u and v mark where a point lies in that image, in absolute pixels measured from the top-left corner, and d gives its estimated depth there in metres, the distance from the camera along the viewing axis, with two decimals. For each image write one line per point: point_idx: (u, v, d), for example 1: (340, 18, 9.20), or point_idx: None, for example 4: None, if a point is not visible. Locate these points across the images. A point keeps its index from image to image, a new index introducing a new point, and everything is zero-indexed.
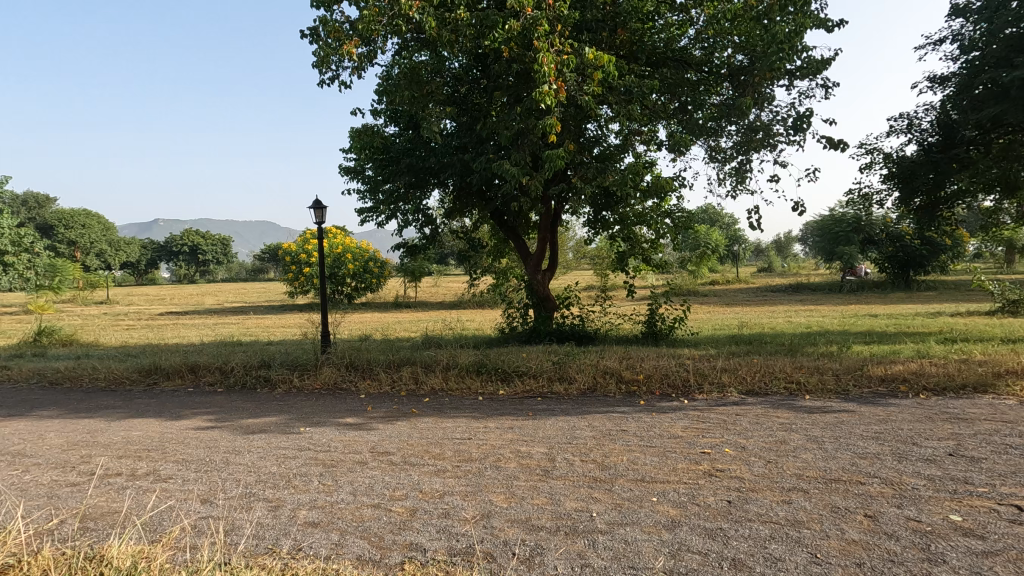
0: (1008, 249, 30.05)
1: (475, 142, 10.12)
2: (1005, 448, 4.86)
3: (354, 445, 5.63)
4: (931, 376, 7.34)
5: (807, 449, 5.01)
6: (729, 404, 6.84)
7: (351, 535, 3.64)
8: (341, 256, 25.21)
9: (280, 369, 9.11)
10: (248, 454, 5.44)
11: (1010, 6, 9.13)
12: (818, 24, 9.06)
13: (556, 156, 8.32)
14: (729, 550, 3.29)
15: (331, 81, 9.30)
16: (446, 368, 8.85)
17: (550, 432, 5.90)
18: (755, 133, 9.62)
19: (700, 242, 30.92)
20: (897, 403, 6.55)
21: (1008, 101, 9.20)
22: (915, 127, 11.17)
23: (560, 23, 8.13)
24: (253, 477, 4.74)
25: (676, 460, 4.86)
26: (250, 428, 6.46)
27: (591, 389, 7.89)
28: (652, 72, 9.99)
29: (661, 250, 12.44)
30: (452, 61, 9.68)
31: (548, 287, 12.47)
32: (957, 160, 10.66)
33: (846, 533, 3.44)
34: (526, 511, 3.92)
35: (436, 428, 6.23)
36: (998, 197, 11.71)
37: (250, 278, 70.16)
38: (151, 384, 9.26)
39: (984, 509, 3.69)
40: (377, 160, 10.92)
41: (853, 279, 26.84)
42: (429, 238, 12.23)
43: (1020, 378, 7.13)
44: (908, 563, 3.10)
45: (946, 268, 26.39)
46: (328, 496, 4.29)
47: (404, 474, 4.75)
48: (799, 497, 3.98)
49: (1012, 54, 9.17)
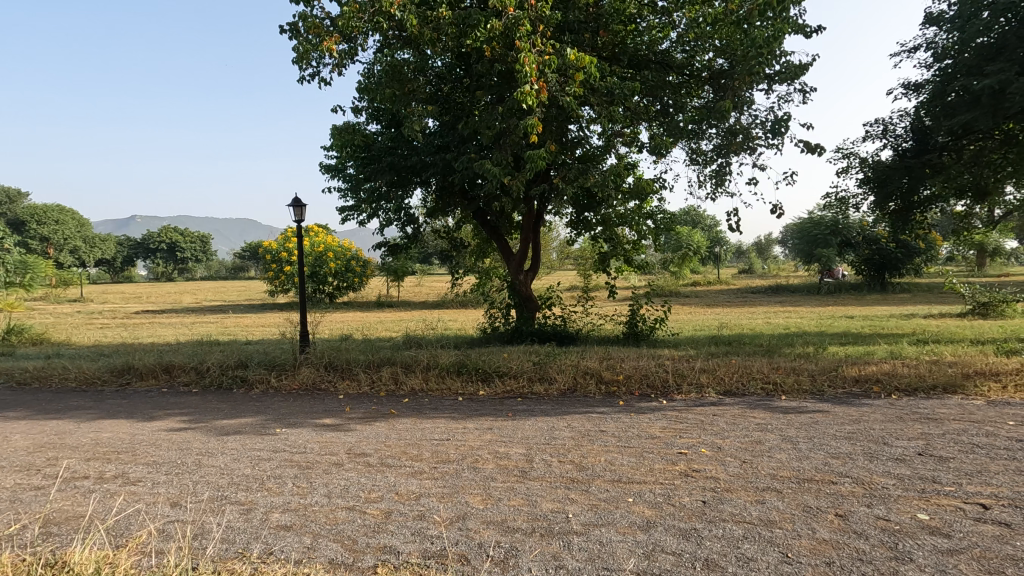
0: (979, 252, 30.89)
1: (457, 141, 10.09)
2: (971, 447, 4.97)
3: (331, 447, 5.57)
4: (903, 376, 7.50)
5: (782, 449, 5.08)
6: (707, 404, 6.92)
7: (324, 539, 3.59)
8: (322, 256, 24.98)
9: (258, 369, 8.98)
10: (221, 456, 5.34)
11: (982, 15, 9.35)
12: (796, 30, 9.19)
13: (538, 156, 8.33)
14: (702, 550, 3.31)
15: (311, 76, 9.22)
16: (426, 368, 8.80)
17: (529, 432, 5.91)
18: (735, 137, 9.73)
19: (681, 243, 31.26)
20: (869, 403, 6.68)
21: (979, 109, 9.43)
22: (890, 133, 11.40)
23: (542, 23, 8.12)
24: (225, 480, 4.65)
25: (653, 461, 4.89)
26: (225, 429, 6.36)
27: (571, 390, 7.91)
28: (633, 74, 10.04)
29: (643, 250, 12.52)
30: (435, 60, 9.62)
31: (530, 287, 12.46)
32: (930, 166, 10.89)
33: (817, 533, 3.48)
34: (502, 513, 3.91)
35: (415, 428, 6.19)
36: (970, 201, 12.00)
37: (229, 277, 69.17)
38: (123, 384, 9.06)
39: (950, 508, 3.77)
40: (359, 158, 10.84)
41: (831, 281, 27.33)
42: (411, 237, 12.16)
43: (988, 379, 7.32)
44: (875, 562, 3.15)
45: (919, 270, 27.06)
46: (302, 498, 4.24)
47: (380, 475, 4.70)
48: (772, 497, 4.02)
49: (982, 62, 9.43)
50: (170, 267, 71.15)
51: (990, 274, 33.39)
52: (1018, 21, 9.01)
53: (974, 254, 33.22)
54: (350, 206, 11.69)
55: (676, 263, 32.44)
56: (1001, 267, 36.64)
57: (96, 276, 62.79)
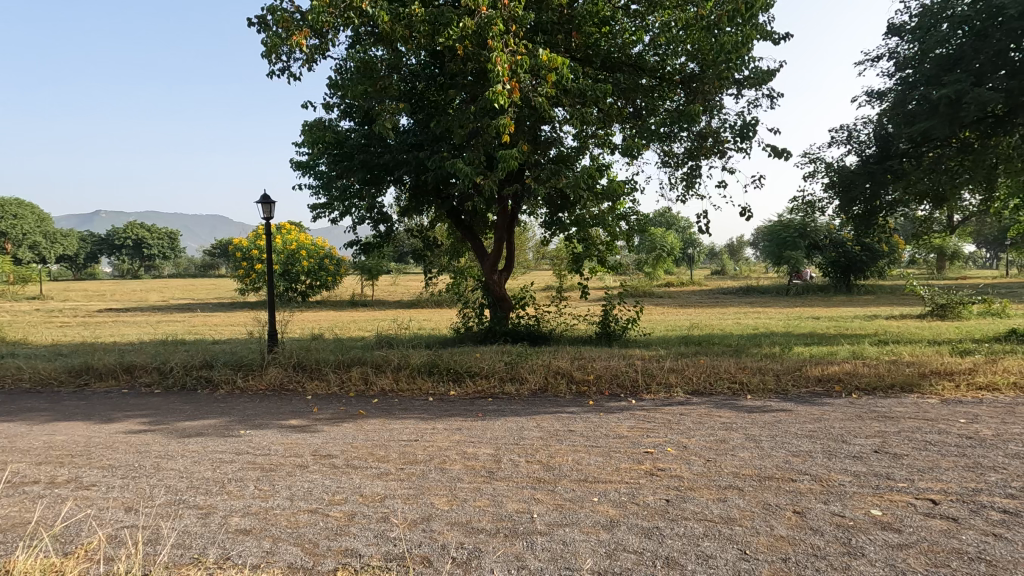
0: (937, 254, 32.15)
1: (431, 140, 10.05)
2: (924, 445, 5.14)
3: (296, 448, 5.47)
4: (863, 376, 7.71)
5: (745, 448, 5.16)
6: (675, 404, 7.00)
7: (284, 543, 3.52)
8: (295, 253, 24.64)
9: (223, 369, 8.77)
10: (181, 459, 5.19)
11: (941, 27, 9.74)
12: (765, 36, 9.40)
13: (510, 156, 8.31)
14: (663, 549, 3.34)
15: (281, 71, 9.08)
16: (397, 368, 8.72)
17: (498, 433, 5.90)
18: (705, 140, 9.94)
19: (655, 245, 31.71)
20: (830, 402, 6.85)
21: (938, 117, 9.74)
22: (854, 139, 11.74)
23: (514, 23, 8.12)
24: (184, 484, 4.52)
25: (620, 460, 4.92)
26: (186, 431, 6.19)
27: (542, 390, 7.92)
28: (606, 75, 10.07)
29: (616, 251, 12.62)
30: (409, 57, 9.56)
31: (504, 287, 12.39)
32: (891, 172, 11.26)
33: (775, 530, 3.55)
34: (466, 514, 3.89)
35: (384, 429, 6.13)
36: (930, 207, 12.45)
37: (198, 274, 67.72)
38: (81, 385, 8.76)
39: (902, 504, 3.89)
40: (331, 154, 10.56)
41: (799, 282, 28.03)
42: (384, 236, 12.03)
43: (943, 378, 7.58)
44: (829, 557, 3.23)
45: (883, 272, 27.96)
46: (263, 502, 4.14)
47: (346, 477, 4.63)
48: (733, 495, 4.09)
49: (941, 73, 9.79)
50: (135, 264, 69.06)
51: (949, 276, 34.62)
52: (973, 34, 9.42)
53: (934, 257, 34.47)
54: (322, 203, 11.52)
55: (650, 263, 32.94)
56: (959, 270, 38.09)
57: (58, 273, 60.59)
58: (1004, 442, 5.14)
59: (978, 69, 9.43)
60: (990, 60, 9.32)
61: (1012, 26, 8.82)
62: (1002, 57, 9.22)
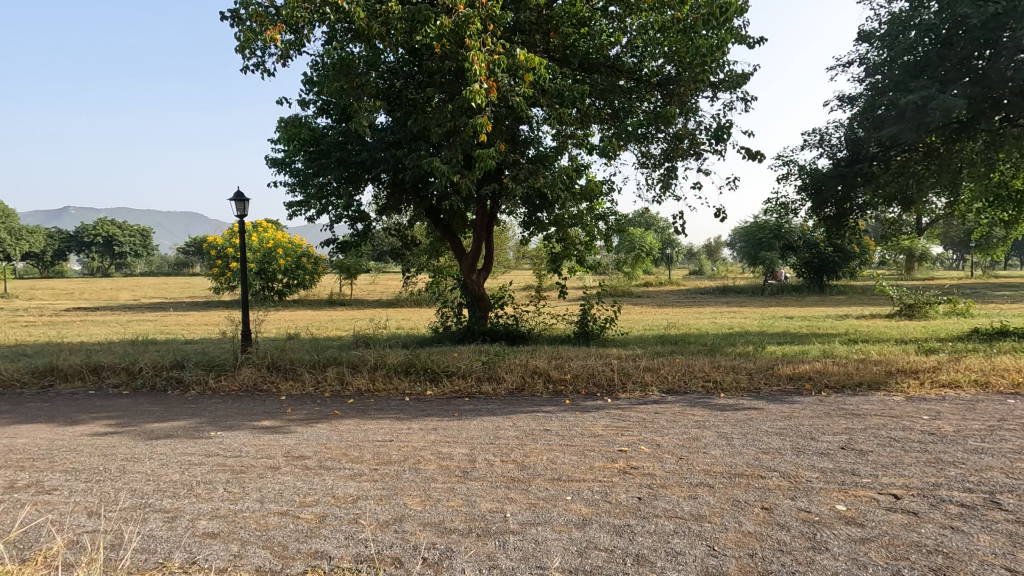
0: (907, 254, 33.11)
1: (409, 138, 9.99)
2: (889, 441, 5.29)
3: (268, 449, 5.39)
4: (833, 374, 7.89)
5: (717, 445, 5.24)
6: (650, 402, 7.08)
7: (252, 546, 3.47)
8: (272, 252, 24.31)
9: (195, 369, 8.59)
10: (149, 461, 5.08)
11: (908, 34, 10.00)
12: (739, 41, 9.56)
13: (487, 156, 8.30)
14: (633, 546, 3.38)
15: (254, 67, 8.95)
16: (373, 368, 8.64)
17: (473, 432, 5.89)
18: (681, 142, 10.06)
19: (634, 244, 32.01)
20: (801, 400, 7.00)
21: (905, 123, 9.87)
22: (826, 143, 11.99)
23: (492, 23, 8.13)
24: (150, 486, 4.43)
25: (594, 459, 4.95)
26: (154, 433, 6.05)
27: (519, 389, 7.93)
28: (584, 76, 10.11)
29: (595, 251, 12.69)
30: (387, 55, 9.51)
31: (482, 287, 12.37)
32: (861, 175, 11.54)
33: (743, 526, 3.61)
34: (440, 514, 3.87)
35: (358, 429, 6.08)
36: (898, 209, 12.79)
37: (172, 272, 66.33)
38: (45, 387, 8.50)
39: (865, 499, 3.99)
40: (307, 152, 10.42)
41: (774, 282, 28.58)
42: (362, 234, 11.89)
43: (909, 376, 7.79)
44: (794, 552, 3.30)
45: (855, 272, 28.63)
46: (232, 504, 4.08)
47: (318, 478, 4.58)
48: (704, 492, 4.15)
49: (909, 78, 10.04)
50: (106, 262, 67.32)
51: (917, 276, 35.63)
52: (938, 42, 9.76)
53: (903, 258, 35.44)
54: (298, 201, 11.36)
55: (629, 263, 33.28)
56: (927, 271, 39.18)
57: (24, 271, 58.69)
58: (965, 437, 5.30)
59: (943, 75, 9.75)
60: (955, 67, 9.64)
61: (976, 35, 9.13)
62: (966, 64, 9.53)
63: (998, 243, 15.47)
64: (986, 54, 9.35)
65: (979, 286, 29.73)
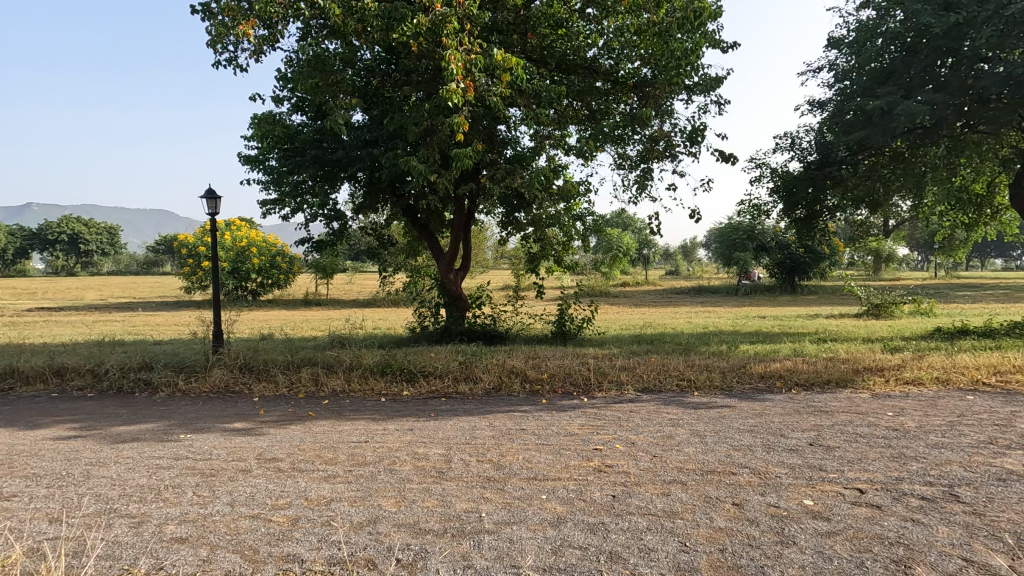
0: (875, 254, 34.07)
1: (386, 136, 9.91)
2: (855, 437, 5.44)
3: (239, 452, 5.29)
4: (802, 372, 8.09)
5: (690, 443, 5.33)
6: (625, 401, 7.16)
7: (222, 550, 3.41)
8: (245, 250, 23.87)
9: (164, 371, 8.39)
10: (115, 465, 4.94)
11: (875, 41, 10.31)
12: (714, 45, 9.72)
13: (465, 155, 8.31)
14: (607, 544, 3.42)
15: (227, 62, 8.80)
16: (349, 368, 8.56)
17: (449, 432, 5.88)
18: (657, 143, 10.20)
19: (611, 245, 32.28)
20: (772, 398, 7.16)
21: (872, 127, 10.21)
22: (797, 146, 12.29)
23: (469, 21, 8.12)
24: (116, 491, 4.31)
25: (569, 458, 4.98)
26: (120, 437, 5.89)
27: (496, 389, 7.93)
28: (561, 78, 10.20)
29: (572, 251, 12.77)
30: (364, 52, 9.45)
31: (460, 287, 12.34)
32: (831, 178, 11.88)
33: (714, 522, 3.68)
34: (414, 515, 3.85)
35: (333, 431, 6.00)
36: (866, 211, 13.18)
37: (141, 271, 64.60)
38: (4, 390, 8.19)
39: (832, 493, 4.10)
40: (282, 149, 10.27)
41: (747, 283, 29.11)
42: (337, 233, 11.74)
43: (875, 374, 8.03)
44: (763, 546, 3.37)
45: (825, 273, 29.35)
46: (201, 509, 3.99)
47: (291, 480, 4.52)
48: (676, 489, 4.21)
49: (875, 84, 10.36)
50: (72, 261, 65.23)
51: (884, 277, 36.68)
52: (903, 49, 10.07)
53: (871, 259, 36.45)
54: (272, 199, 11.18)
55: (607, 264, 33.58)
56: (894, 272, 40.32)
57: None
58: (925, 433, 5.50)
59: (908, 82, 10.05)
60: (919, 75, 9.95)
61: (938, 44, 9.45)
62: (929, 72, 9.86)
63: (959, 245, 16.07)
64: (948, 63, 9.70)
65: (942, 286, 30.86)
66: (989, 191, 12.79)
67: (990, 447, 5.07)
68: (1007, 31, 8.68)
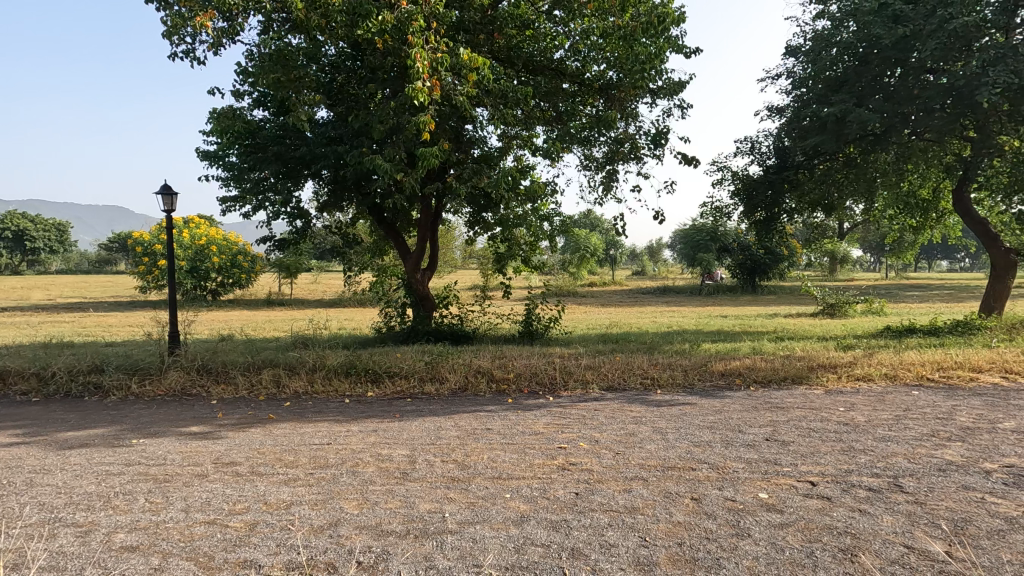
0: (831, 256, 35.39)
1: (351, 134, 9.73)
2: (808, 431, 5.64)
3: (196, 456, 5.14)
4: (760, 370, 8.35)
5: (652, 440, 5.43)
6: (590, 400, 7.24)
7: (175, 557, 3.30)
8: (205, 249, 23.14)
9: (116, 374, 8.07)
10: (61, 473, 4.73)
11: (830, 51, 10.72)
12: (677, 50, 9.93)
13: (430, 154, 8.24)
14: (569, 541, 3.45)
15: (184, 53, 8.53)
16: (312, 369, 8.40)
17: (414, 433, 5.84)
18: (622, 145, 10.34)
19: (579, 245, 32.61)
20: (731, 395, 7.37)
21: (827, 133, 10.61)
22: (757, 151, 12.67)
23: (435, 19, 8.07)
24: (62, 500, 4.12)
25: (534, 457, 5.01)
26: (67, 443, 5.63)
27: (462, 389, 7.91)
28: (528, 78, 10.25)
29: (539, 252, 12.83)
30: (328, 48, 9.33)
31: (427, 286, 12.27)
32: (788, 181, 12.39)
33: (673, 516, 3.76)
34: (377, 516, 3.81)
35: (294, 433, 5.88)
36: (822, 214, 13.64)
37: (93, 269, 61.88)
38: None
39: (786, 486, 4.25)
40: (243, 145, 10.02)
41: (711, 283, 29.83)
42: (301, 232, 11.47)
43: (828, 371, 8.34)
44: (719, 539, 3.47)
45: (784, 273, 30.35)
46: (154, 515, 3.86)
47: (250, 484, 4.41)
48: (638, 485, 4.29)
49: (829, 92, 10.80)
50: (16, 258, 61.99)
51: (839, 278, 38.17)
52: (855, 59, 10.46)
53: (827, 261, 37.85)
54: (233, 197, 10.88)
55: (574, 264, 33.93)
56: (849, 273, 41.93)
57: None
58: (874, 427, 5.75)
59: (860, 90, 10.47)
60: (869, 84, 10.39)
61: (887, 55, 9.90)
62: (878, 81, 10.29)
63: (908, 247, 16.80)
64: (896, 74, 10.15)
65: (893, 287, 32.29)
66: (935, 197, 13.40)
67: (932, 439, 5.33)
68: (950, 45, 9.20)
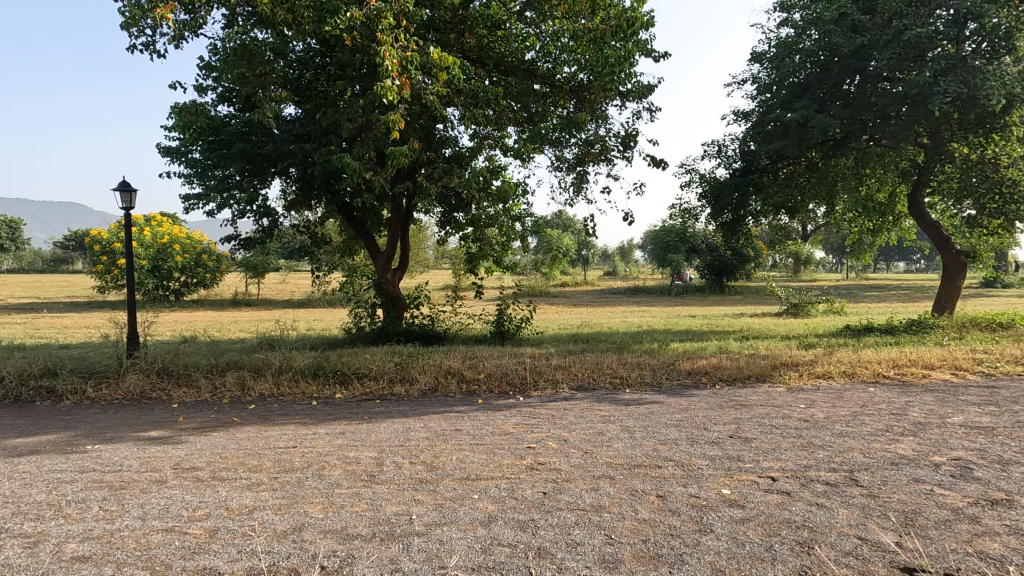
0: (795, 257, 36.47)
1: (318, 131, 9.57)
2: (770, 428, 5.79)
3: (155, 462, 4.98)
4: (726, 368, 8.53)
5: (619, 438, 5.51)
6: (559, 399, 7.28)
7: (130, 567, 3.20)
8: (167, 247, 22.45)
9: (70, 377, 7.76)
10: (8, 481, 4.52)
11: (793, 57, 11.03)
12: (646, 54, 10.06)
13: (400, 153, 8.15)
14: (535, 540, 3.47)
15: (143, 46, 8.27)
16: (278, 371, 8.22)
17: (383, 435, 5.77)
18: (592, 146, 10.43)
19: (551, 245, 32.78)
20: (697, 393, 7.51)
21: (790, 138, 10.92)
22: (723, 154, 12.94)
23: (404, 17, 7.98)
24: (9, 510, 3.94)
25: (502, 457, 5.02)
26: (16, 450, 5.39)
27: (432, 390, 7.86)
28: (499, 79, 10.25)
29: (511, 252, 12.83)
30: (296, 44, 9.16)
31: (397, 286, 12.16)
32: (753, 184, 12.67)
33: (639, 514, 3.81)
34: (342, 520, 3.76)
35: (259, 436, 5.76)
36: (786, 217, 13.99)
37: (48, 267, 59.43)
38: None
39: (747, 482, 4.35)
40: (206, 142, 9.75)
41: (680, 284, 30.35)
42: (267, 230, 11.22)
43: (790, 369, 8.58)
44: (682, 535, 3.53)
45: (750, 274, 31.10)
46: (108, 524, 3.73)
47: (211, 490, 4.31)
48: (604, 484, 4.34)
49: (792, 98, 11.11)
50: None
51: (802, 279, 39.38)
52: (817, 66, 10.78)
53: (792, 262, 38.96)
54: (196, 194, 10.58)
55: (547, 264, 34.10)
56: (812, 275, 43.22)
57: None
58: (832, 423, 5.94)
59: (821, 96, 10.81)
60: (829, 91, 10.73)
61: (847, 63, 10.24)
62: (838, 88, 10.64)
63: (866, 249, 17.40)
64: (854, 81, 10.50)
65: (852, 287, 33.47)
66: (891, 200, 13.91)
67: (886, 434, 5.54)
68: (904, 55, 9.58)
